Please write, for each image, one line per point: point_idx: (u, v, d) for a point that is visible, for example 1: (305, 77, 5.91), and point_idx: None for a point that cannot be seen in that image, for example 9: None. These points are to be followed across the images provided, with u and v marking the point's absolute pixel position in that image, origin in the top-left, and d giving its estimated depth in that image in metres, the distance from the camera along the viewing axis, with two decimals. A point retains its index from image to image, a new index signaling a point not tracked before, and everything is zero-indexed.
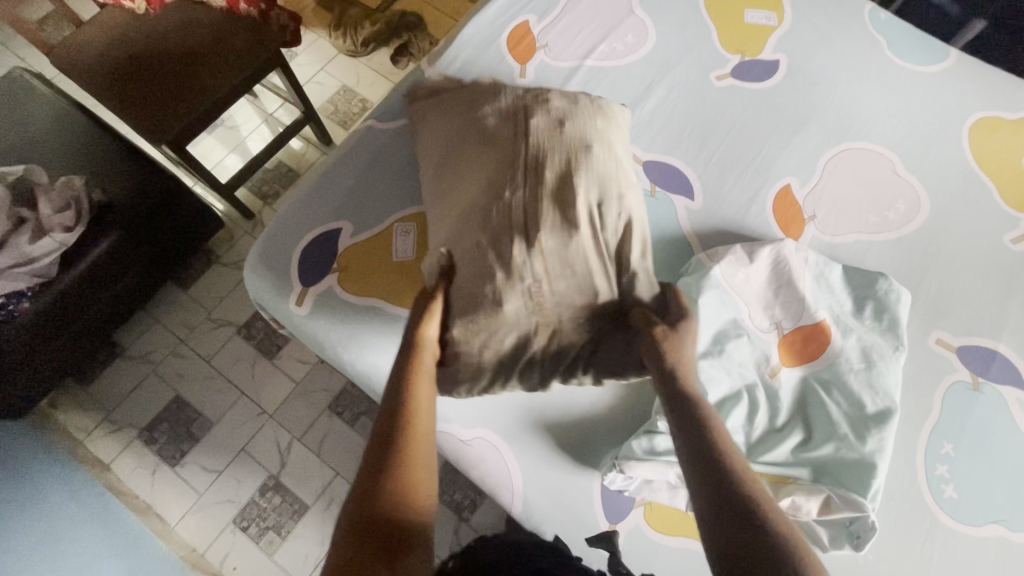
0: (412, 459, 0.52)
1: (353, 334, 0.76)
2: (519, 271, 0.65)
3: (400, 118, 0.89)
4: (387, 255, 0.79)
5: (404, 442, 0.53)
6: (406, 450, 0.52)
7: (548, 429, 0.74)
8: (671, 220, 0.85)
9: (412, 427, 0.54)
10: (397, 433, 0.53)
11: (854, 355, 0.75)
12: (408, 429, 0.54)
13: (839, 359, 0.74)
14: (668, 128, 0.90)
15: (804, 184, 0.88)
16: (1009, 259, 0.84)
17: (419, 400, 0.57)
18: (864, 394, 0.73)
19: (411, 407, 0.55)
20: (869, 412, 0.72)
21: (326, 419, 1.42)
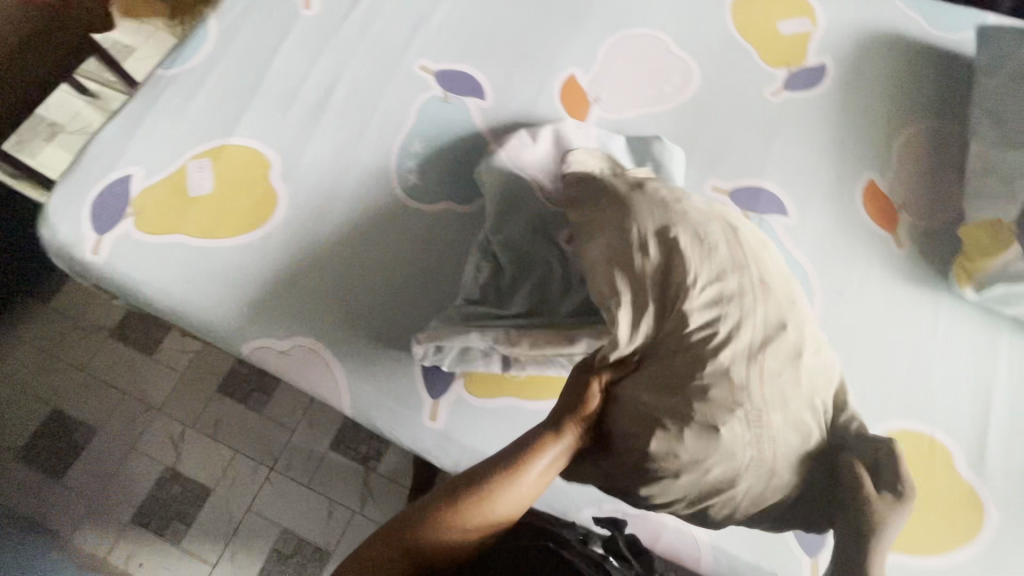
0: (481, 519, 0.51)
1: (158, 273, 0.77)
2: (760, 330, 0.56)
3: (185, 61, 0.88)
4: (184, 193, 0.80)
5: (479, 504, 0.50)
6: (475, 512, 0.50)
7: (364, 327, 0.78)
8: (466, 120, 0.89)
9: (486, 506, 0.51)
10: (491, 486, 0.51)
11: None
12: (481, 501, 0.51)
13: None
14: (457, 37, 0.94)
15: (588, 72, 0.94)
16: (770, 110, 0.94)
17: (509, 491, 0.51)
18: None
19: (525, 477, 0.52)
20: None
21: (217, 403, 1.40)
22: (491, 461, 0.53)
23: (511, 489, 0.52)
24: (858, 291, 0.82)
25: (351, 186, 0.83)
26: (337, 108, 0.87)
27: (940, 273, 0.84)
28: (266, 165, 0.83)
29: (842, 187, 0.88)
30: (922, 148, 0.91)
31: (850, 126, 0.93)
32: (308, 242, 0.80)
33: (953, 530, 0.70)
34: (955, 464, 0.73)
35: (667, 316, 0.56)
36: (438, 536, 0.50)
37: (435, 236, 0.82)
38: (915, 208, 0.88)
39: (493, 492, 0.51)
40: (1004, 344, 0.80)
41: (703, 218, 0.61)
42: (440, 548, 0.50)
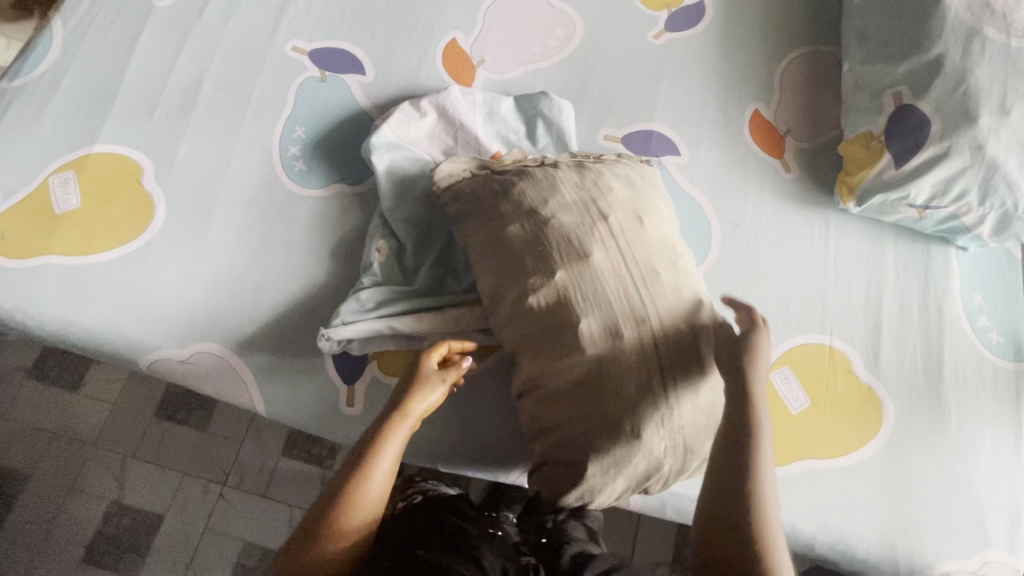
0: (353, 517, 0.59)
1: (32, 298, 0.72)
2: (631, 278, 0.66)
3: (33, 70, 0.81)
4: (50, 211, 0.75)
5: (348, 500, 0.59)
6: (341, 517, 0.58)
7: (265, 323, 0.75)
8: (347, 97, 0.85)
9: (353, 505, 0.59)
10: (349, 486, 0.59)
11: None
12: (347, 503, 0.59)
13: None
14: (328, 13, 0.90)
15: (469, 34, 0.92)
16: (655, 52, 0.94)
17: (362, 488, 0.59)
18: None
19: (374, 472, 0.60)
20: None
21: (156, 428, 1.35)
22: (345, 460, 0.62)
23: (361, 488, 0.59)
24: (753, 220, 0.85)
25: (233, 181, 0.80)
26: (208, 101, 0.83)
27: (827, 191, 0.87)
28: (137, 170, 0.78)
29: (730, 120, 0.90)
30: (801, 74, 0.94)
31: (731, 60, 0.94)
32: (193, 244, 0.76)
33: (857, 430, 0.74)
34: (853, 367, 0.77)
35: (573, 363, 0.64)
36: (326, 546, 0.57)
37: (329, 220, 0.80)
38: (800, 132, 0.90)
39: (355, 487, 0.59)
40: (890, 250, 0.84)
41: (578, 221, 0.68)
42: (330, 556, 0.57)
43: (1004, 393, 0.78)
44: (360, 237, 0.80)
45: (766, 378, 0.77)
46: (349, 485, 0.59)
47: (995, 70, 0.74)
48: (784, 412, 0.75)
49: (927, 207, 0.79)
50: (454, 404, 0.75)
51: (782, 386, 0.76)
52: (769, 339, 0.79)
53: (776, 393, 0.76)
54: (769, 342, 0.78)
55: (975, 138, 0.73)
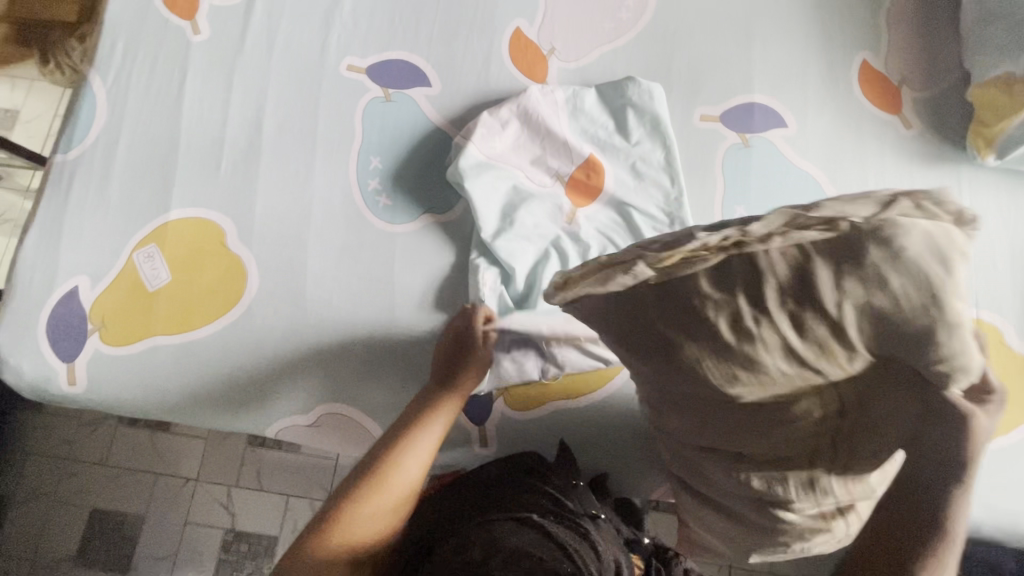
0: (374, 511, 0.62)
1: (149, 382, 0.71)
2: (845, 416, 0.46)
3: (88, 136, 0.76)
4: (142, 289, 0.71)
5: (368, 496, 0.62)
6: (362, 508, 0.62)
7: (383, 374, 0.72)
8: (418, 115, 0.78)
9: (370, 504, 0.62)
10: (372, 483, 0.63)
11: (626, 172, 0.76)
12: (365, 498, 0.62)
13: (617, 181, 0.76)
14: (377, 21, 0.81)
15: (533, 20, 0.83)
16: (741, 8, 0.84)
17: (383, 487, 0.63)
18: (641, 209, 0.74)
19: (397, 470, 0.63)
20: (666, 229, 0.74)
21: (252, 456, 1.37)
22: (369, 451, 0.65)
23: (381, 490, 0.62)
24: (876, 189, 0.77)
25: (319, 228, 0.75)
26: (273, 143, 0.77)
27: (955, 144, 0.79)
28: (218, 232, 0.74)
29: (836, 76, 0.81)
30: (909, 9, 0.83)
31: (828, 5, 0.83)
32: (294, 302, 0.73)
33: (1019, 405, 0.70)
34: (1005, 339, 0.72)
35: (739, 484, 0.53)
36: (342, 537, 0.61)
37: (427, 255, 0.75)
38: (917, 79, 0.81)
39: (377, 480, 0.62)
40: None
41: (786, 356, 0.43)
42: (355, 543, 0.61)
43: None
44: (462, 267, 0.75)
45: None
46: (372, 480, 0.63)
47: None
48: None
49: None
50: (589, 431, 0.73)
51: None
52: None
53: None
54: None
55: None
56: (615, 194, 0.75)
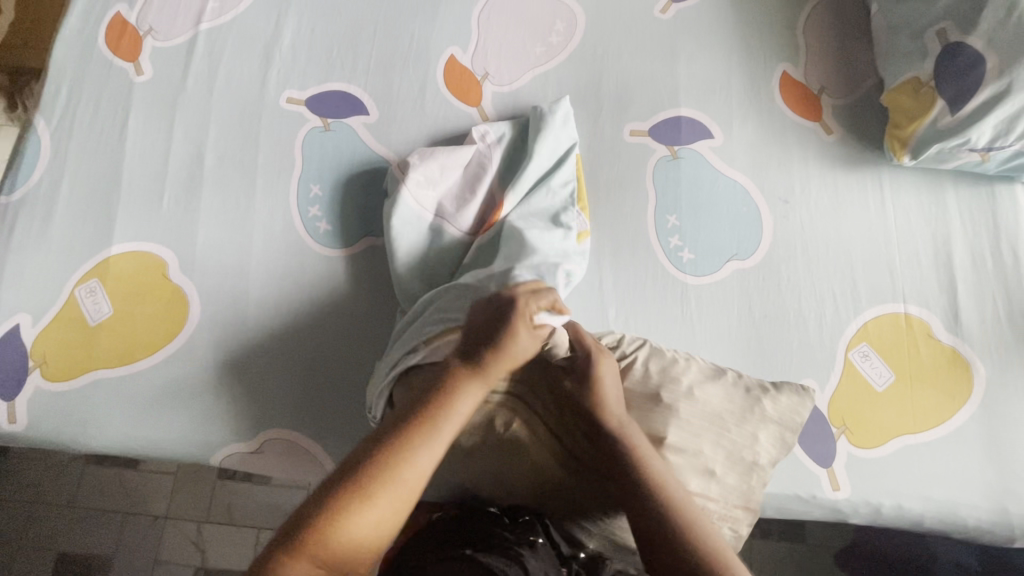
0: (367, 514, 0.45)
1: (93, 415, 0.71)
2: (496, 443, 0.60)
3: (34, 178, 0.77)
4: (85, 324, 0.72)
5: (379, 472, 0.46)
6: (367, 494, 0.46)
7: (325, 396, 0.73)
8: (356, 143, 0.81)
9: (383, 486, 0.46)
10: (365, 485, 0.46)
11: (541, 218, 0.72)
12: (411, 450, 0.47)
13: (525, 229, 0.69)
14: (316, 54, 0.85)
15: (467, 47, 0.86)
16: (665, 28, 0.88)
17: (426, 446, 0.48)
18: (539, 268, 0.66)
19: (415, 458, 0.47)
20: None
21: (222, 489, 1.33)
22: (379, 431, 0.49)
23: (420, 450, 0.48)
24: (801, 192, 0.80)
25: (261, 255, 0.76)
26: (215, 175, 0.79)
27: (874, 147, 0.82)
28: (161, 264, 0.75)
29: (758, 87, 0.85)
30: (824, 23, 0.87)
31: (748, 22, 0.88)
32: (234, 329, 0.74)
33: (949, 397, 0.72)
34: (933, 331, 0.74)
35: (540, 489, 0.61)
36: None
37: (368, 276, 0.77)
38: (835, 87, 0.84)
39: (450, 396, 0.50)
40: (951, 199, 0.79)
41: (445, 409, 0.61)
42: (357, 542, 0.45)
43: None
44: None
45: (845, 359, 0.74)
46: (370, 483, 0.46)
47: None
48: (871, 391, 0.72)
49: (990, 148, 0.74)
50: None
51: (863, 363, 0.73)
52: (843, 318, 0.75)
53: (858, 373, 0.73)
54: (843, 321, 0.75)
55: None
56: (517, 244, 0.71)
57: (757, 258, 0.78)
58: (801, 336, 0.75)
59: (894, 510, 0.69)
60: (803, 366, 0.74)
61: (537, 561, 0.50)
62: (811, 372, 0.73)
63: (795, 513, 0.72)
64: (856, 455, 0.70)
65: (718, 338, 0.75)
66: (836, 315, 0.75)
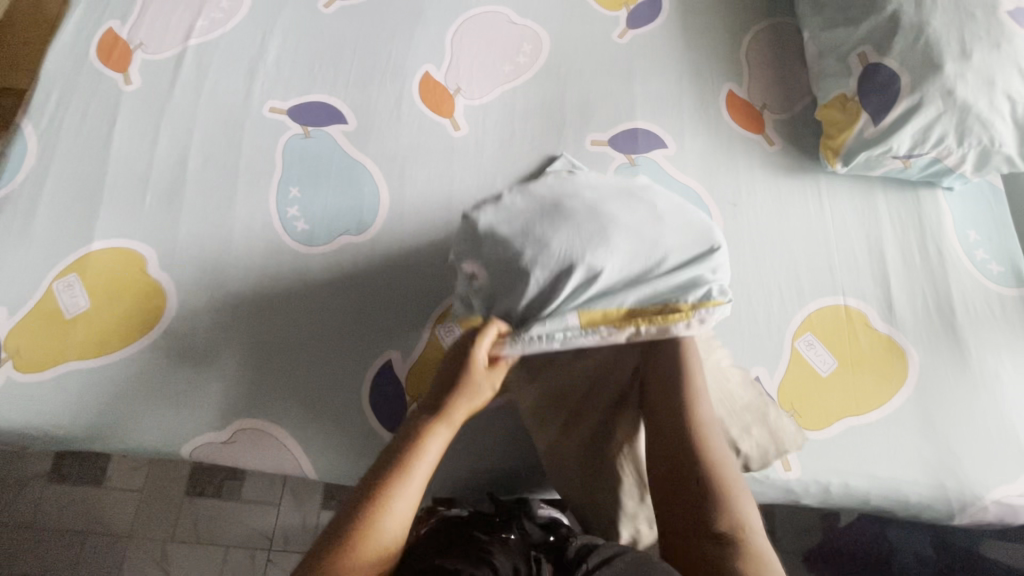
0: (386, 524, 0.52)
1: (64, 406, 0.71)
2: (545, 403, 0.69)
3: (17, 178, 0.80)
4: (61, 317, 0.74)
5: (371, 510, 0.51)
6: (368, 525, 0.51)
7: (300, 385, 0.75)
8: (335, 149, 0.86)
9: (402, 482, 0.53)
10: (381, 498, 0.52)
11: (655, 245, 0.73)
12: (403, 471, 0.54)
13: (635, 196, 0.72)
14: (298, 68, 0.90)
15: (440, 65, 0.93)
16: (622, 51, 0.96)
17: (411, 476, 0.54)
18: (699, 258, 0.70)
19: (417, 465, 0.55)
20: (643, 259, 0.62)
21: (189, 506, 1.29)
22: (377, 461, 0.56)
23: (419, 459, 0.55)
24: (747, 197, 0.87)
25: (240, 252, 0.79)
26: (197, 178, 0.82)
27: (812, 157, 0.90)
28: (140, 260, 0.77)
29: (707, 104, 0.93)
30: (765, 48, 0.97)
31: (696, 47, 0.97)
32: (212, 322, 0.76)
33: (888, 382, 0.77)
34: (870, 321, 0.80)
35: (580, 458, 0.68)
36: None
37: (344, 272, 0.80)
38: (776, 104, 0.93)
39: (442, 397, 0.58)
40: (881, 203, 0.87)
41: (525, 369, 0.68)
42: (379, 532, 0.51)
43: (1015, 318, 0.81)
44: (422, 292, 0.80)
45: (792, 347, 0.79)
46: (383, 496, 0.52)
47: (951, 19, 0.79)
48: (816, 377, 0.78)
49: (910, 156, 0.82)
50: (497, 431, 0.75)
51: (808, 351, 0.79)
52: (789, 310, 0.81)
53: (804, 360, 0.78)
54: (789, 313, 0.81)
55: (944, 85, 0.78)
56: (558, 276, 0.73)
57: None
58: (751, 327, 0.80)
59: (842, 489, 0.73)
60: (754, 355, 0.79)
61: (505, 557, 0.52)
62: (761, 360, 0.78)
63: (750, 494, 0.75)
64: (804, 436, 0.75)
65: None
66: (782, 307, 0.81)
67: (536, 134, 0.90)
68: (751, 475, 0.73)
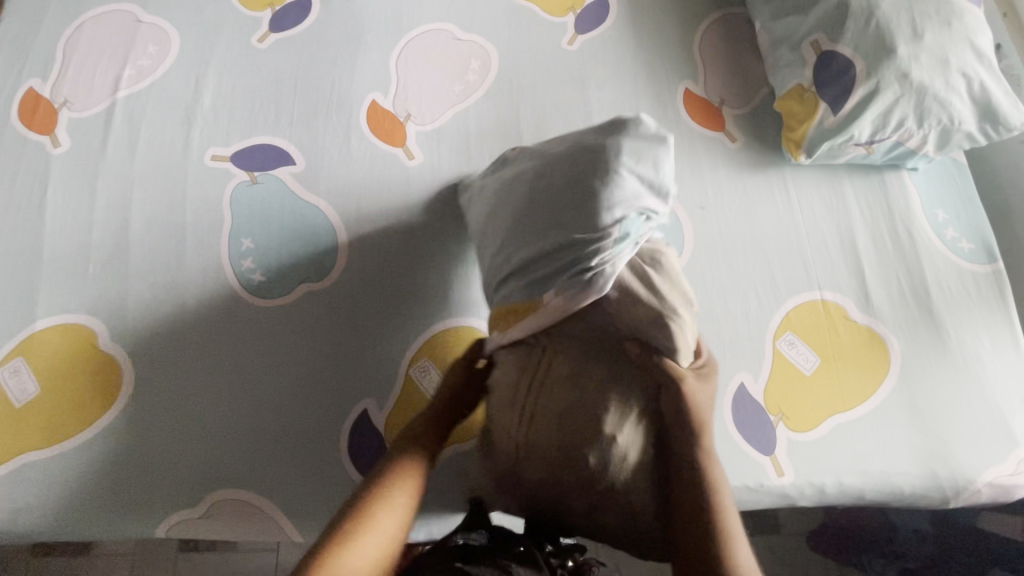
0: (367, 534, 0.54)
1: (25, 500, 0.68)
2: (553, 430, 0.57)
3: None
4: (10, 406, 0.70)
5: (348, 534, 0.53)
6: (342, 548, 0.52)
7: (274, 446, 0.72)
8: (285, 192, 0.82)
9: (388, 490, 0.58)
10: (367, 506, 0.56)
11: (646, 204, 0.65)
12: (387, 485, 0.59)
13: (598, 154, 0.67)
14: (238, 111, 0.86)
15: (387, 92, 0.89)
16: (574, 58, 0.93)
17: (389, 503, 0.57)
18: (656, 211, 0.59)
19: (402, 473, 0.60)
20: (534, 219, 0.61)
21: (184, 563, 1.23)
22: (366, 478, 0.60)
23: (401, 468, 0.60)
24: (715, 198, 0.86)
25: (195, 313, 0.76)
26: (141, 238, 0.78)
27: (776, 149, 0.89)
28: (89, 334, 0.73)
29: (665, 104, 0.91)
30: (717, 42, 0.95)
31: (648, 47, 0.94)
32: (173, 391, 0.72)
33: (870, 374, 0.76)
34: (848, 313, 0.79)
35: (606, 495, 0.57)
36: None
37: (307, 322, 0.77)
38: (734, 98, 0.91)
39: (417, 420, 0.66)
40: (848, 190, 0.86)
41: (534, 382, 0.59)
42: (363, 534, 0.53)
43: (990, 294, 0.81)
44: (381, 336, 0.77)
45: (773, 348, 0.78)
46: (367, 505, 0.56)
47: (899, 0, 0.78)
48: (800, 377, 0.77)
49: (872, 141, 0.81)
50: None
51: (790, 351, 0.78)
52: (766, 311, 0.80)
53: (786, 360, 0.77)
54: (767, 314, 0.80)
55: (899, 68, 0.76)
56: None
57: (682, 263, 0.82)
58: (730, 333, 0.79)
59: (836, 488, 0.73)
60: (736, 360, 0.77)
61: None
62: (744, 365, 0.77)
63: (746, 504, 0.74)
64: (794, 439, 0.74)
65: None
66: (760, 308, 0.80)
67: (494, 154, 0.87)
68: (745, 484, 0.72)
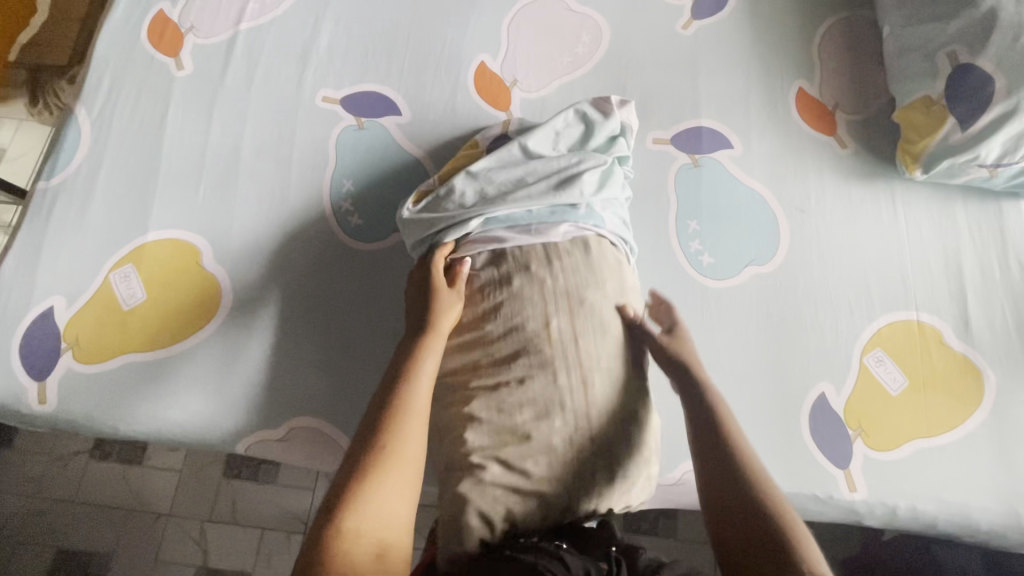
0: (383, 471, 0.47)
1: (122, 398, 0.71)
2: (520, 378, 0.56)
3: (74, 165, 0.79)
4: (118, 309, 0.73)
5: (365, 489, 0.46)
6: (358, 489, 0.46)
7: (352, 383, 0.74)
8: (389, 141, 0.83)
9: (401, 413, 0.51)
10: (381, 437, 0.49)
11: (534, 191, 0.64)
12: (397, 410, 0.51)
13: (544, 129, 0.71)
14: (351, 56, 0.88)
15: (496, 55, 0.89)
16: (687, 43, 0.91)
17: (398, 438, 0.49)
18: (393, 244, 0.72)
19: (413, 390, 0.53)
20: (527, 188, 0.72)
21: (227, 487, 1.23)
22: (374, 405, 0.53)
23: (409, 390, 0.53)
24: (818, 203, 0.83)
25: (292, 246, 0.78)
26: (249, 167, 0.81)
27: (887, 162, 0.85)
28: (194, 251, 0.76)
29: (776, 101, 0.88)
30: (838, 44, 0.92)
31: (765, 41, 0.92)
32: (266, 317, 0.75)
33: (961, 403, 0.74)
34: (944, 339, 0.77)
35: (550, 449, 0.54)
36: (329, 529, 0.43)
37: (396, 270, 0.78)
38: (849, 103, 0.88)
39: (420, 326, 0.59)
40: (960, 213, 0.82)
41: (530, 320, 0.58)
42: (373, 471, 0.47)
43: None
44: None
45: (860, 363, 0.76)
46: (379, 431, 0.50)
47: None
48: (885, 395, 0.74)
49: (999, 164, 0.77)
50: None
51: (877, 368, 0.75)
52: (858, 324, 0.78)
53: (872, 377, 0.75)
54: (858, 327, 0.78)
55: None
56: (596, 226, 0.64)
57: (775, 263, 0.80)
58: (817, 342, 0.77)
59: (909, 513, 0.71)
60: (819, 370, 0.76)
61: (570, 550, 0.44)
62: (828, 376, 0.75)
63: (811, 514, 0.73)
64: (871, 457, 0.72)
65: (734, 340, 0.77)
66: (851, 321, 0.78)
67: None
68: (815, 495, 0.71)
